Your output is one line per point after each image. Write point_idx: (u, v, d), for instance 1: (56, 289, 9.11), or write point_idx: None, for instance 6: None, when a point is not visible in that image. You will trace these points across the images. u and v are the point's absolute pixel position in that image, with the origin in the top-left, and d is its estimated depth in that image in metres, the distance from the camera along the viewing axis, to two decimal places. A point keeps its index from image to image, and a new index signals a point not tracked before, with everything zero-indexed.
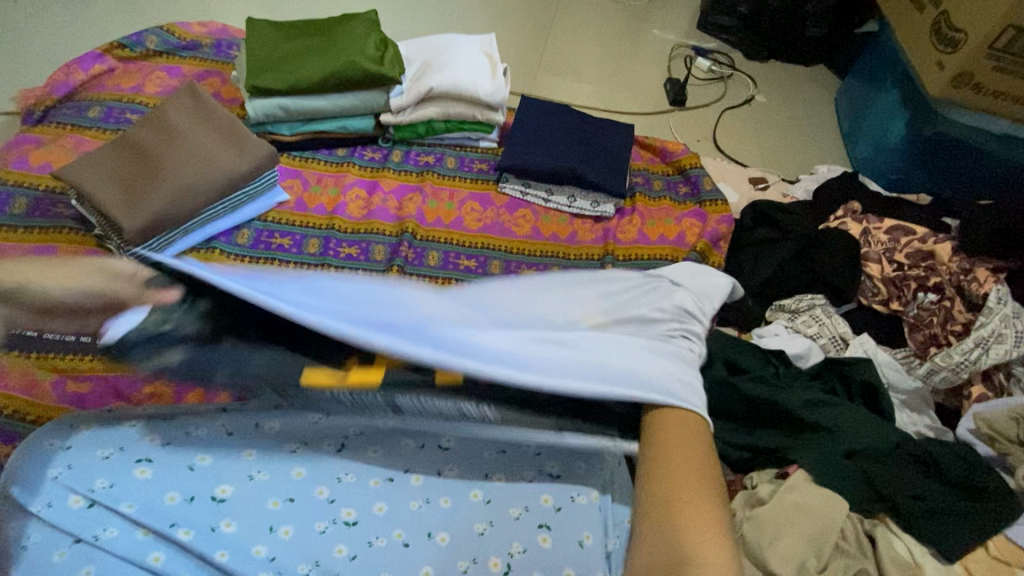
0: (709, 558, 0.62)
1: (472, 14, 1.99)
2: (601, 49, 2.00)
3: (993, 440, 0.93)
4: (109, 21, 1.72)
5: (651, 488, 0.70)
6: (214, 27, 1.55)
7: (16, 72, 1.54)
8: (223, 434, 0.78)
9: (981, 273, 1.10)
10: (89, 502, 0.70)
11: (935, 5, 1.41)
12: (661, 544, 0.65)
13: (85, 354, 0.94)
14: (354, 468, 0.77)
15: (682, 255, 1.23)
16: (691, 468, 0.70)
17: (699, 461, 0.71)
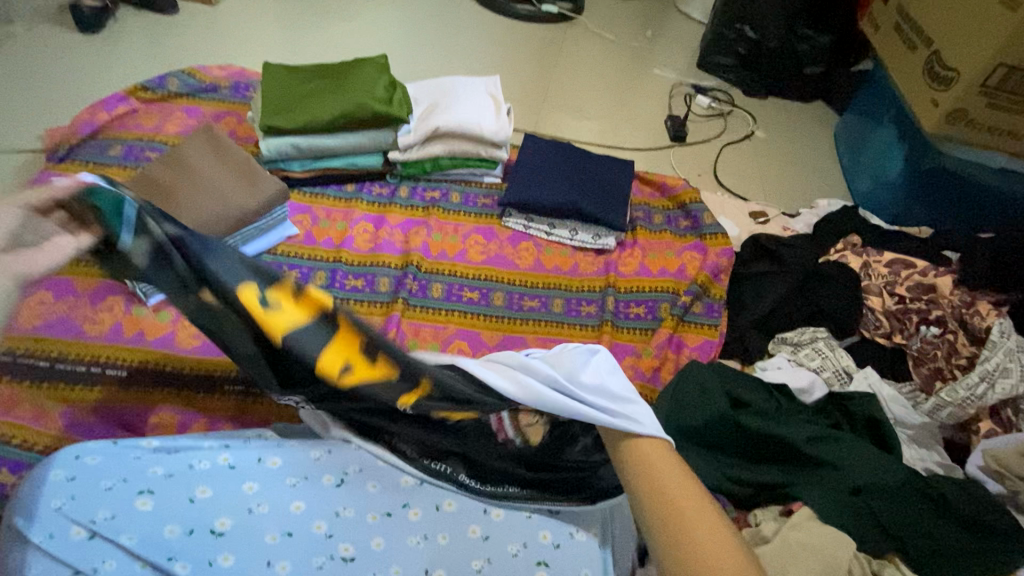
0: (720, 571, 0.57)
1: (478, 56, 2.08)
2: (604, 88, 2.07)
3: (1003, 477, 0.92)
4: (134, 65, 1.82)
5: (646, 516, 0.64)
6: (233, 70, 1.63)
7: (44, 113, 1.62)
8: (225, 466, 0.78)
9: (983, 306, 1.10)
10: (90, 533, 0.70)
11: (926, 44, 1.45)
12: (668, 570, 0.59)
13: (100, 387, 0.99)
14: (353, 503, 0.77)
15: (683, 288, 1.25)
16: (681, 495, 0.64)
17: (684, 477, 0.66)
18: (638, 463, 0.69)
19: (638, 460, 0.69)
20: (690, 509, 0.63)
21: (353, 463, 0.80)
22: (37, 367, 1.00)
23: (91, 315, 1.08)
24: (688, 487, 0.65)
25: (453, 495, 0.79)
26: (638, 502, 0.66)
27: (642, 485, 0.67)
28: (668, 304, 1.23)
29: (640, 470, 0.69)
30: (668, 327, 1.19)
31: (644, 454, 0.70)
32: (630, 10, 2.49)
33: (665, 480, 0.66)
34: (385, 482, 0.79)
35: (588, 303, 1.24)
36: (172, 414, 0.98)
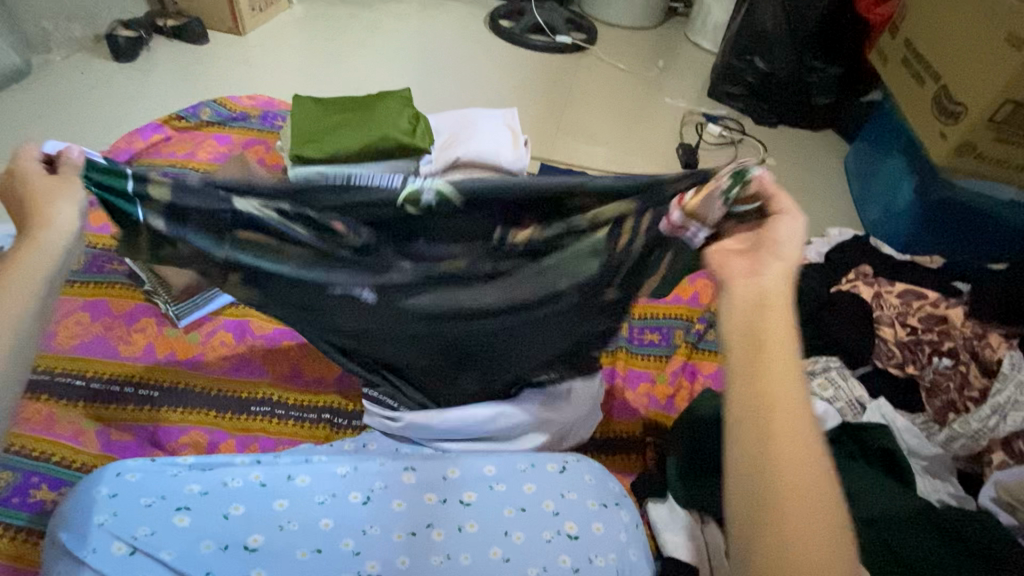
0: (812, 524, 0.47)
1: (495, 86, 2.15)
2: (616, 115, 2.13)
3: (1015, 508, 0.92)
4: (166, 93, 1.90)
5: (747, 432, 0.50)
6: (261, 100, 1.71)
7: (81, 139, 1.70)
8: (256, 483, 0.82)
9: (994, 339, 1.12)
10: (132, 549, 0.74)
11: (934, 79, 1.49)
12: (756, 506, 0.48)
13: (135, 406, 1.03)
14: (378, 522, 0.80)
15: (696, 315, 1.29)
16: (798, 439, 0.49)
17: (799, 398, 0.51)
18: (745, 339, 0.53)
19: (745, 368, 0.52)
20: (801, 456, 0.49)
21: (378, 481, 0.84)
22: (75, 386, 1.05)
23: (125, 336, 1.12)
24: (805, 432, 0.50)
25: (475, 516, 0.82)
26: (743, 409, 0.50)
27: (750, 400, 0.50)
28: (681, 332, 1.27)
29: (749, 391, 0.51)
30: (681, 354, 1.22)
31: (761, 364, 0.51)
32: (641, 41, 2.56)
33: (785, 417, 0.50)
34: (409, 501, 0.83)
35: (652, 331, 1.27)
36: (202, 433, 1.01)
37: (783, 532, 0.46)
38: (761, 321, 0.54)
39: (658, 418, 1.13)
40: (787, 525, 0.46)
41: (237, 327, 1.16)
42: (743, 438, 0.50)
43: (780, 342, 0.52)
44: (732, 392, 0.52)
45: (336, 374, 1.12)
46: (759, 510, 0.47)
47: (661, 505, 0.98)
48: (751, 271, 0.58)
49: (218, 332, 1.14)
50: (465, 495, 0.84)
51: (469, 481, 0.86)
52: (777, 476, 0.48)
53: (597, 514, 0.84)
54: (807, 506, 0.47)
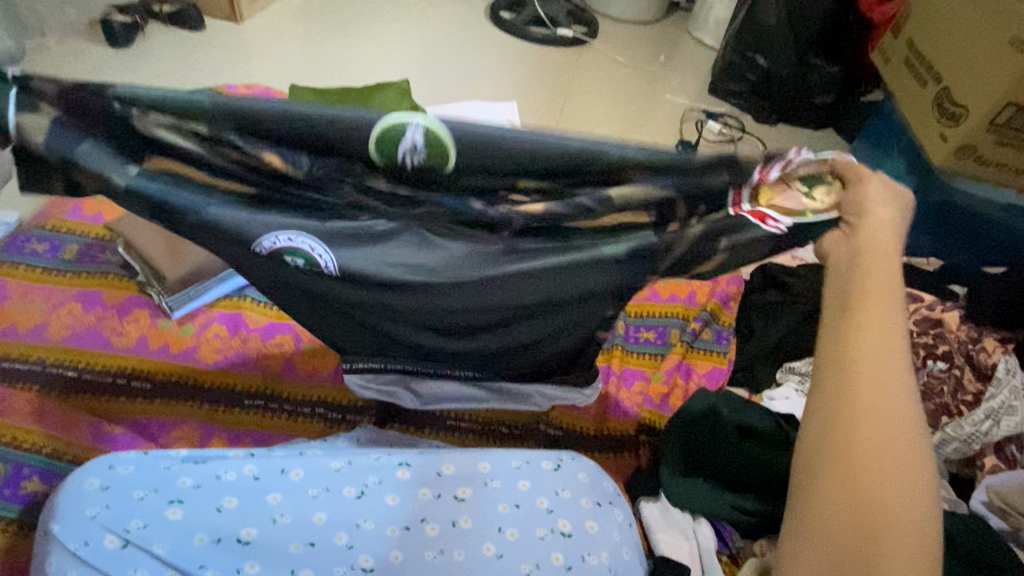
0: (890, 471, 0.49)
1: (495, 79, 2.13)
2: (616, 111, 2.11)
3: (1006, 513, 0.93)
4: (162, 80, 1.88)
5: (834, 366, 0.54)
6: (258, 90, 1.69)
7: None
8: (249, 476, 0.81)
9: (989, 343, 1.12)
10: (124, 543, 0.74)
11: (935, 81, 1.48)
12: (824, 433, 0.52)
13: (129, 398, 1.03)
14: (372, 516, 0.79)
15: (693, 315, 1.28)
16: (885, 393, 0.52)
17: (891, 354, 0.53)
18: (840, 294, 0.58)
19: (843, 318, 0.56)
20: (890, 405, 0.51)
21: (372, 475, 0.83)
22: (67, 376, 1.04)
23: (118, 327, 1.11)
24: (899, 384, 0.52)
25: (469, 512, 0.81)
26: (827, 356, 0.55)
27: (829, 350, 0.55)
28: (678, 330, 1.25)
29: (841, 336, 0.55)
30: (677, 353, 1.21)
31: (852, 318, 0.55)
32: (643, 36, 2.54)
33: (875, 365, 0.53)
34: (404, 496, 0.82)
35: (648, 329, 1.25)
36: (195, 427, 1.01)
37: (851, 462, 0.50)
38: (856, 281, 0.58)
39: (653, 418, 1.13)
40: (855, 462, 0.50)
41: (231, 320, 1.15)
42: (828, 377, 0.54)
43: (879, 299, 0.56)
44: (828, 338, 0.56)
45: (331, 368, 1.11)
46: (831, 438, 0.51)
47: (654, 504, 0.98)
48: (829, 251, 0.64)
49: (212, 325, 1.13)
50: (460, 491, 0.83)
51: (464, 476, 0.85)
52: (856, 411, 0.51)
53: (591, 513, 0.83)
54: (884, 445, 0.50)
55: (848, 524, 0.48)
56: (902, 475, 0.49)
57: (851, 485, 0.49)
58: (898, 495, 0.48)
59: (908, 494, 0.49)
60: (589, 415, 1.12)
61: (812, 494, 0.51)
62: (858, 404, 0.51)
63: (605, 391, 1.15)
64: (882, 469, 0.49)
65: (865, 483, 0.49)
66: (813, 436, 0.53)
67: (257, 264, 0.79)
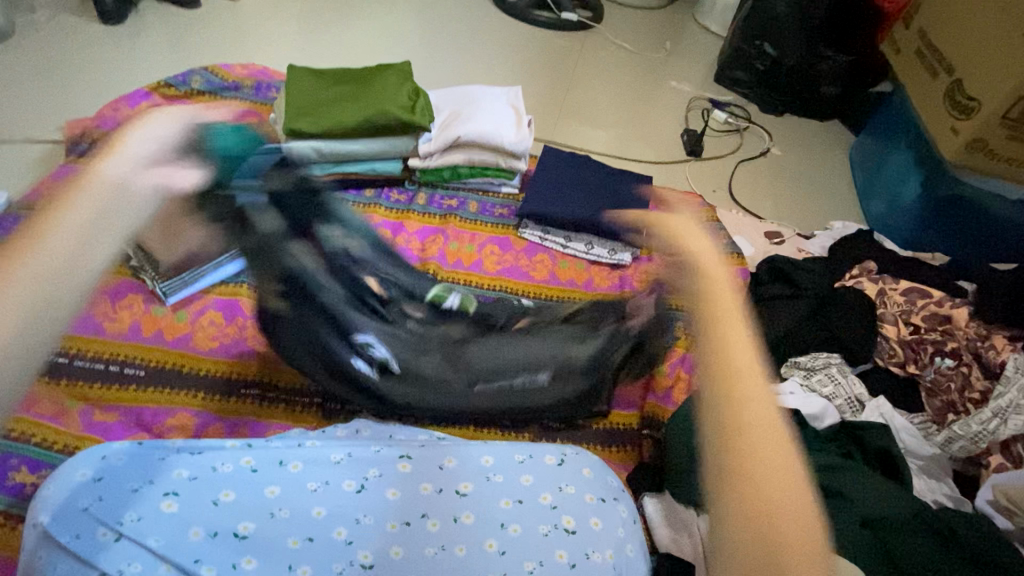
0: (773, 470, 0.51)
1: (497, 62, 2.08)
2: (620, 97, 2.07)
3: (1012, 513, 0.92)
4: (156, 58, 1.83)
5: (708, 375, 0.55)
6: (255, 69, 1.64)
7: (65, 104, 1.63)
8: (247, 469, 0.80)
9: (998, 341, 1.11)
10: (116, 535, 0.71)
11: (948, 72, 1.45)
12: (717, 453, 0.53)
13: (121, 385, 1.00)
14: (373, 511, 0.78)
15: None
16: (755, 393, 0.54)
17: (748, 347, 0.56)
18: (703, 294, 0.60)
19: (704, 320, 0.57)
20: (763, 405, 0.53)
21: (372, 470, 0.82)
22: (56, 362, 1.01)
23: (111, 313, 1.08)
24: (765, 387, 0.54)
25: (471, 507, 0.80)
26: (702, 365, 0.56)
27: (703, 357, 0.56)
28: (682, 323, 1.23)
29: (711, 353, 0.55)
30: (682, 346, 1.19)
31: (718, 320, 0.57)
32: (648, 22, 2.49)
33: (747, 377, 0.54)
34: (404, 490, 0.81)
35: None
36: (189, 415, 0.98)
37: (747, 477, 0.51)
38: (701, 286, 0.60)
39: (657, 410, 1.12)
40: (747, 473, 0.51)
41: (227, 307, 1.12)
42: (713, 396, 0.54)
43: (726, 312, 0.58)
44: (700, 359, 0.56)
45: None
46: (724, 460, 0.52)
47: (657, 500, 0.97)
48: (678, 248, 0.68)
49: (208, 312, 1.11)
50: (461, 487, 0.82)
51: (466, 472, 0.84)
52: (741, 426, 0.52)
53: (594, 510, 0.82)
54: (768, 457, 0.51)
55: (755, 540, 0.50)
56: (790, 477, 0.52)
57: (746, 490, 0.51)
58: (787, 501, 0.51)
59: (791, 490, 0.52)
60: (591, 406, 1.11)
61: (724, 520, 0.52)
62: (745, 418, 0.52)
63: None
64: (775, 477, 0.51)
65: (767, 494, 0.50)
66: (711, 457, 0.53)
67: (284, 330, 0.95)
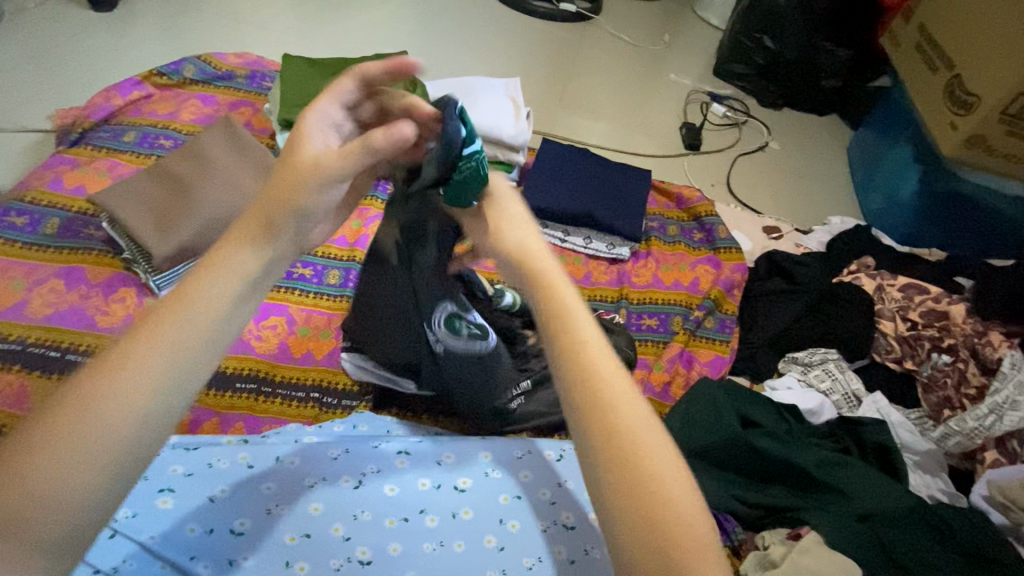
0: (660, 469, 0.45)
1: (495, 54, 2.06)
2: (619, 90, 2.06)
3: (1008, 509, 0.92)
4: (147, 46, 1.79)
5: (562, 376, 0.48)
6: (249, 58, 1.61)
7: (55, 93, 1.60)
8: (244, 465, 0.79)
9: (994, 337, 1.12)
10: (110, 531, 0.70)
11: (948, 67, 1.44)
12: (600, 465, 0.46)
13: None
14: (371, 507, 0.77)
15: (696, 302, 1.25)
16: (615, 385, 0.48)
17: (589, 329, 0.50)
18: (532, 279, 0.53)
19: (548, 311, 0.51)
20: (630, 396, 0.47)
21: (370, 465, 0.81)
22: (48, 356, 1.00)
23: (103, 306, 1.07)
24: (626, 378, 0.49)
25: (470, 503, 0.80)
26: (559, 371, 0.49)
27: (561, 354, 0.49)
28: (680, 318, 1.23)
29: (559, 351, 0.49)
30: (680, 340, 1.19)
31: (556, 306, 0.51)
32: (648, 14, 2.46)
33: (605, 368, 0.48)
34: (403, 486, 0.80)
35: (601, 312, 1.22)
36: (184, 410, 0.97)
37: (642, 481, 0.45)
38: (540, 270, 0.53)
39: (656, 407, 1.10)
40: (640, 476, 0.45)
41: None
42: (572, 403, 0.47)
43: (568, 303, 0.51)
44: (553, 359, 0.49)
45: (326, 352, 1.08)
46: (604, 472, 0.45)
47: None
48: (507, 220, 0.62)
49: None
50: (459, 482, 0.81)
51: (464, 467, 0.83)
52: (607, 425, 0.46)
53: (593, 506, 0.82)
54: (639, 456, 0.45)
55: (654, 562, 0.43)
56: (674, 471, 0.46)
57: (646, 497, 0.44)
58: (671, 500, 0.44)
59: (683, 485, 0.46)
60: None
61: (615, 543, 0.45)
62: (604, 414, 0.46)
63: None
64: (654, 479, 0.45)
65: (653, 497, 0.44)
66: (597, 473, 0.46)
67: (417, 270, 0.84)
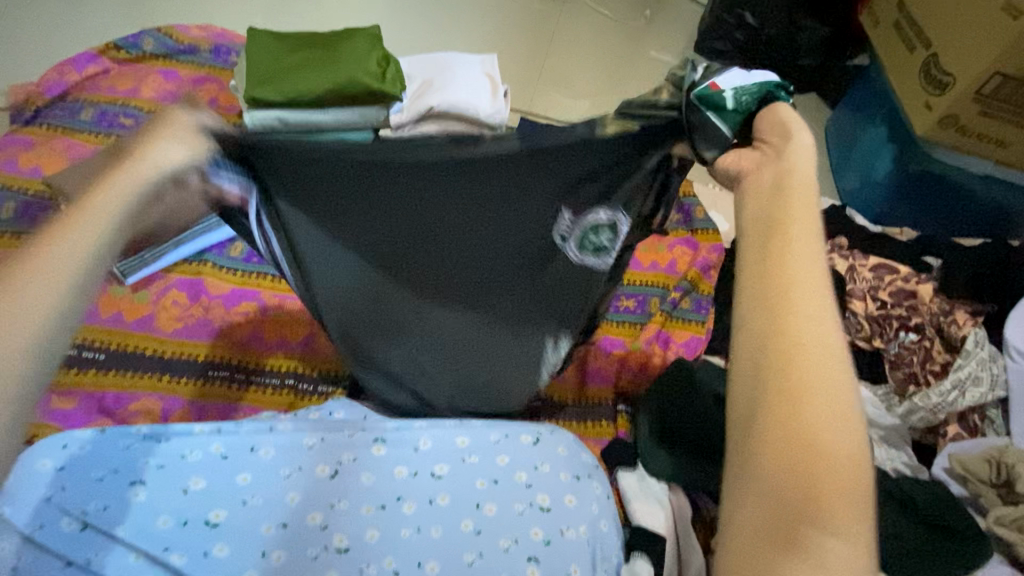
0: (829, 427, 0.42)
1: (472, 28, 2.00)
2: (598, 67, 2.02)
3: (966, 480, 0.95)
4: (103, 16, 1.69)
5: (763, 286, 0.47)
6: (213, 31, 1.53)
7: (8, 69, 1.52)
8: (216, 455, 0.78)
9: (960, 315, 1.14)
10: (82, 525, 0.71)
11: (924, 46, 1.45)
12: (761, 399, 0.44)
13: (82, 369, 0.96)
14: (347, 495, 0.77)
15: (673, 284, 1.25)
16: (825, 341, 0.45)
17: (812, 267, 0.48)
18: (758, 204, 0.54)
19: (769, 241, 0.49)
20: (814, 331, 0.45)
21: (346, 453, 0.81)
22: None
23: None
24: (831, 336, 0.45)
25: (447, 488, 0.80)
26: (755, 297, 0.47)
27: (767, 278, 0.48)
28: (657, 299, 1.23)
29: (766, 271, 0.48)
30: (656, 322, 1.20)
31: (782, 235, 0.49)
32: None
33: (819, 325, 0.45)
34: (379, 473, 0.80)
35: None
36: (154, 401, 0.96)
37: (801, 420, 0.42)
38: (787, 205, 0.52)
39: (630, 386, 1.12)
40: (804, 428, 0.42)
41: (190, 286, 1.08)
42: (755, 311, 0.47)
43: (800, 247, 0.49)
44: (747, 283, 0.49)
45: (301, 337, 1.06)
46: (754, 376, 0.45)
47: (631, 474, 0.98)
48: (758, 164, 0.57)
49: (170, 292, 1.06)
50: (436, 468, 0.81)
51: (441, 453, 0.83)
52: (786, 342, 0.45)
53: (569, 488, 0.83)
54: (809, 388, 0.43)
55: (787, 483, 0.41)
56: (845, 421, 0.42)
57: (803, 450, 0.41)
58: (824, 439, 0.41)
59: (853, 449, 0.41)
60: (569, 385, 1.11)
61: (744, 457, 0.43)
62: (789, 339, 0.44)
63: (584, 359, 1.14)
64: (816, 396, 0.43)
65: (804, 426, 0.42)
66: (747, 411, 0.44)
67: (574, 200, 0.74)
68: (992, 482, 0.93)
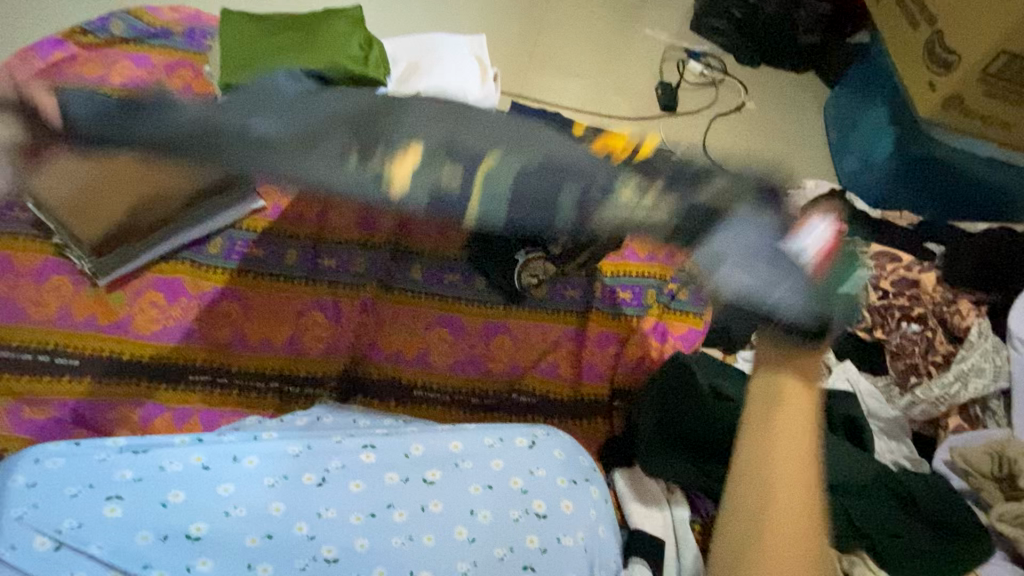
0: (779, 551, 0.72)
1: (460, 6, 1.91)
2: (591, 47, 1.95)
3: (968, 474, 0.94)
4: None
5: (750, 443, 0.78)
6: (187, 13, 1.46)
7: None
8: (196, 466, 0.74)
9: (963, 305, 1.11)
10: (57, 544, 0.68)
11: (929, 23, 1.39)
12: (739, 537, 0.75)
13: (57, 377, 0.93)
14: (335, 504, 0.74)
15: (670, 275, 1.22)
16: (793, 476, 0.75)
17: (803, 471, 0.75)
18: (784, 415, 0.78)
19: (769, 410, 0.78)
20: (779, 523, 0.74)
21: (333, 460, 0.77)
22: None
23: (35, 296, 0.98)
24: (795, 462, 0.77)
25: (440, 496, 0.77)
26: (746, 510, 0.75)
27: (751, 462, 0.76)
28: (654, 291, 1.20)
29: (760, 485, 0.76)
30: (653, 314, 1.16)
31: (771, 416, 0.78)
32: None
33: (784, 455, 0.77)
34: (370, 480, 0.77)
35: (573, 287, 1.16)
36: (134, 408, 0.93)
37: (762, 541, 0.74)
38: (784, 383, 0.79)
39: (627, 381, 1.09)
40: (761, 518, 0.75)
41: (167, 284, 1.03)
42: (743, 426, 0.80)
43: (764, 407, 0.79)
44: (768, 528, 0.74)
45: (286, 338, 1.02)
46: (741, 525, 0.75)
47: (627, 474, 0.97)
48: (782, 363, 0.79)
49: (146, 292, 1.02)
50: (428, 474, 0.78)
51: (434, 458, 0.80)
52: (756, 461, 0.78)
53: (565, 492, 0.81)
54: (795, 498, 0.74)
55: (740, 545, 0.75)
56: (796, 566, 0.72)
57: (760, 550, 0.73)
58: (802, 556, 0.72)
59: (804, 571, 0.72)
60: (564, 381, 1.08)
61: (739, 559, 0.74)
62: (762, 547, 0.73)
63: (579, 354, 1.10)
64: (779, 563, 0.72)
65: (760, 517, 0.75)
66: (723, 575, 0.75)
67: (512, 128, 0.83)
68: (995, 477, 0.92)
